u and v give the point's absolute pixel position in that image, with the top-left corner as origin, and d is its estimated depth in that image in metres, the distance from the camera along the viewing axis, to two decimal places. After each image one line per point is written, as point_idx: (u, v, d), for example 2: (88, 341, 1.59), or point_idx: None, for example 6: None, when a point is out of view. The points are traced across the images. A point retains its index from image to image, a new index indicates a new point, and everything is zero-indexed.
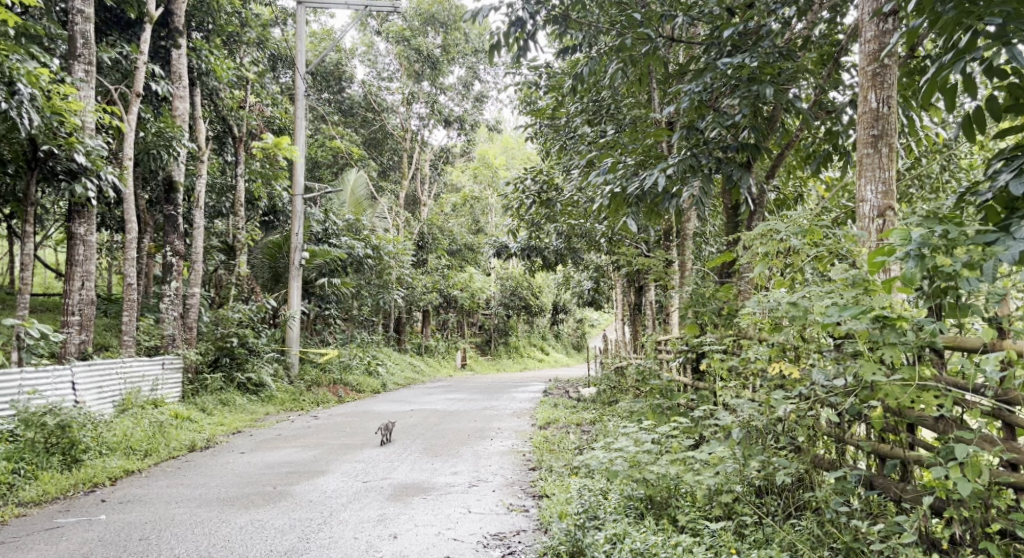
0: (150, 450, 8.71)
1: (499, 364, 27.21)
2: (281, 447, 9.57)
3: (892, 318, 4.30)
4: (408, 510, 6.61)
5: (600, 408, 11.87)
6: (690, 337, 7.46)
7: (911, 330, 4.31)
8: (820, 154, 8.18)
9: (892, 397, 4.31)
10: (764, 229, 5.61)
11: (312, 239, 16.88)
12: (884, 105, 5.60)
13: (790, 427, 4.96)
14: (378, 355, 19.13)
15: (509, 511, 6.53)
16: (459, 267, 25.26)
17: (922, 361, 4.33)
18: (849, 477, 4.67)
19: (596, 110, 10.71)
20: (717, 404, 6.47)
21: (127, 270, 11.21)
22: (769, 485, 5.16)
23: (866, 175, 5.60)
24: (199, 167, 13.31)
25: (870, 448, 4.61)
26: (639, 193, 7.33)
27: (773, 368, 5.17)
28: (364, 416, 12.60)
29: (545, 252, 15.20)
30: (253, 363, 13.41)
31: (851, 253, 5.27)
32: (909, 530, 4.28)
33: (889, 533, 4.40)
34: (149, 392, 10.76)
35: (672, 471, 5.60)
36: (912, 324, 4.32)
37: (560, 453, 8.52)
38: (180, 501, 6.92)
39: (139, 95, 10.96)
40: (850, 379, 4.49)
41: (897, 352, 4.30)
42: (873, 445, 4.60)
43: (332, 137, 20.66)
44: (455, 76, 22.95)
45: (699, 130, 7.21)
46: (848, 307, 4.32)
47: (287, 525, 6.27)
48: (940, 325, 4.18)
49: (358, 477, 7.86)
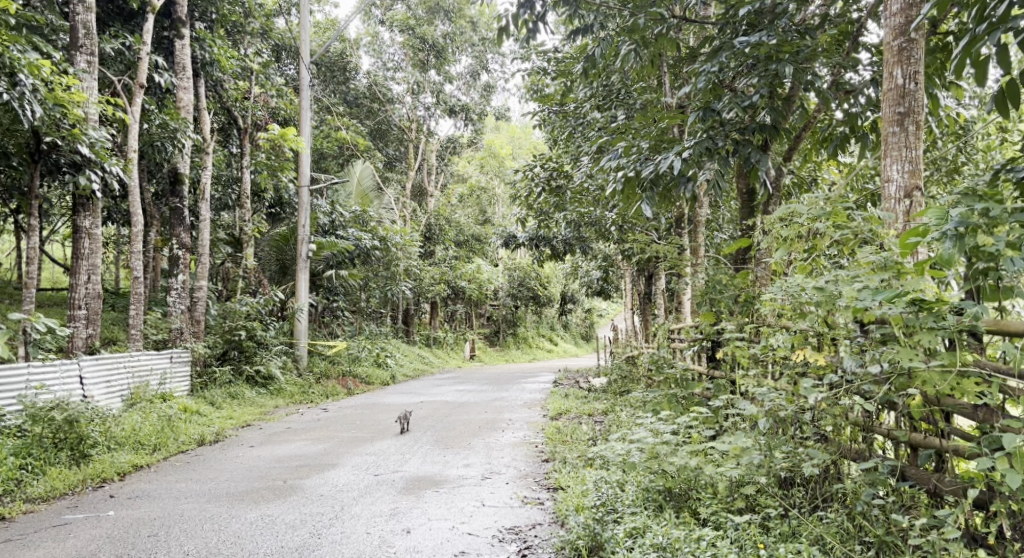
0: (159, 444, 8.60)
1: (508, 355, 27.07)
2: (291, 441, 9.45)
3: (929, 302, 4.16)
4: (420, 504, 6.48)
5: (612, 398, 11.72)
6: (706, 325, 7.30)
7: (951, 314, 4.14)
8: (838, 136, 7.99)
9: (931, 384, 4.15)
10: (785, 212, 5.45)
11: (319, 231, 16.80)
12: (911, 81, 5.43)
13: (818, 416, 4.81)
14: (387, 347, 19.01)
15: (523, 504, 6.38)
16: (467, 258, 25.10)
17: (962, 347, 4.16)
18: (881, 468, 4.50)
19: (606, 96, 10.48)
20: (737, 393, 6.31)
21: (134, 263, 11.08)
22: (795, 476, 5.01)
23: (891, 154, 5.44)
24: (204, 159, 13.18)
25: (903, 438, 4.45)
26: (654, 178, 7.15)
27: (798, 356, 5.02)
28: (373, 408, 12.47)
29: (554, 242, 15.03)
30: (261, 357, 13.29)
31: (877, 236, 5.12)
32: (951, 525, 4.10)
33: (929, 527, 4.25)
34: (158, 386, 10.65)
35: (693, 462, 5.45)
36: (952, 309, 4.15)
37: (574, 444, 8.38)
38: (190, 496, 6.79)
39: (143, 86, 10.80)
40: (886, 366, 4.35)
41: (935, 337, 4.15)
42: (907, 435, 4.44)
43: (338, 128, 20.49)
44: (462, 65, 22.78)
45: (716, 111, 6.93)
46: (881, 291, 4.24)
47: (297, 521, 6.13)
48: (983, 309, 3.98)
49: (369, 470, 7.73)
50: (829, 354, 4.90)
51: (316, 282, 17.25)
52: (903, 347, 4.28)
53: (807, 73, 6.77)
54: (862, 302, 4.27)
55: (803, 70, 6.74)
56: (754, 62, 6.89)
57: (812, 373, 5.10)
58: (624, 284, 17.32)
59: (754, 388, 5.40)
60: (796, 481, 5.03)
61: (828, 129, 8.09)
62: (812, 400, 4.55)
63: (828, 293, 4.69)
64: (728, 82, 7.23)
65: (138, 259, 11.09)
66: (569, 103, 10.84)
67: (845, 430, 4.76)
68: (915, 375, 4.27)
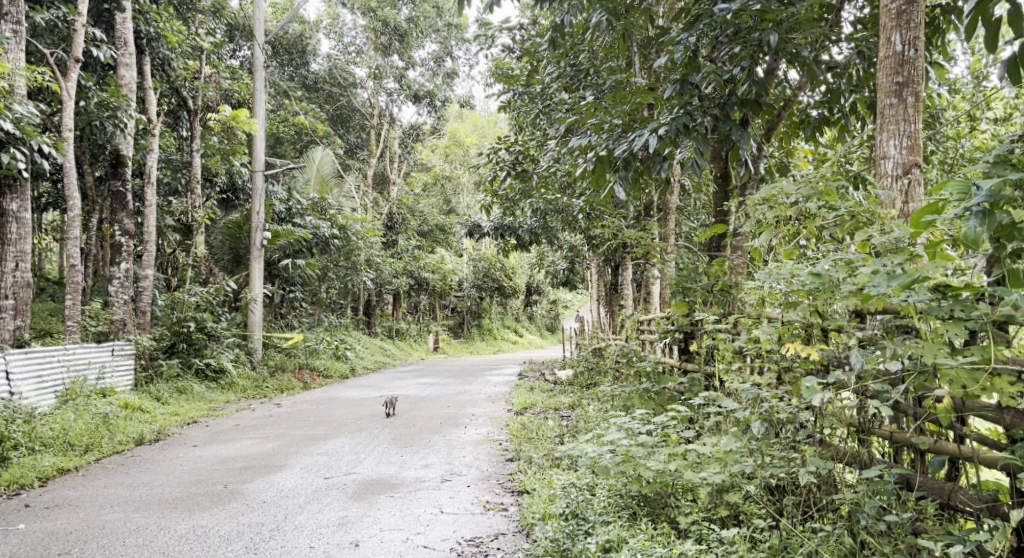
0: (90, 444, 7.95)
1: (472, 347, 26.49)
2: (238, 440, 8.80)
3: (953, 289, 3.70)
4: (372, 511, 5.92)
5: (579, 392, 11.26)
6: (680, 316, 6.83)
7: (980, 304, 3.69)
8: (818, 117, 7.56)
9: (959, 383, 3.71)
10: (771, 192, 4.98)
11: (275, 219, 16.04)
12: (910, 48, 4.97)
13: (818, 419, 4.37)
14: (347, 340, 18.36)
15: (485, 510, 5.84)
16: (430, 248, 24.52)
17: (993, 341, 3.72)
18: (887, 477, 4.07)
19: (573, 76, 9.83)
20: (718, 389, 5.85)
21: (71, 250, 10.31)
22: (786, 484, 4.53)
23: (887, 129, 4.99)
24: (150, 141, 12.42)
25: (914, 444, 4.04)
26: (628, 156, 6.65)
27: (788, 349, 4.58)
28: (330, 403, 11.83)
29: (520, 232, 14.44)
30: (211, 349, 12.61)
31: (877, 218, 4.64)
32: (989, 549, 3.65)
33: (950, 546, 3.81)
34: (96, 381, 9.92)
35: (672, 466, 4.95)
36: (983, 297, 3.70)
37: (540, 442, 7.85)
38: (115, 505, 6.15)
39: (78, 59, 10.04)
40: (904, 362, 3.90)
41: (962, 330, 3.71)
42: (918, 441, 4.03)
43: (296, 113, 19.72)
44: (427, 51, 22.14)
45: (694, 84, 6.41)
46: (898, 276, 3.76)
47: (233, 533, 5.55)
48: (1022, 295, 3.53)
49: (319, 472, 7.14)
50: (825, 348, 4.46)
51: (272, 272, 16.53)
52: (924, 340, 3.83)
53: (793, 43, 6.31)
54: (873, 288, 3.82)
55: (790, 40, 6.28)
56: (736, 32, 6.44)
57: (803, 368, 4.66)
58: (590, 274, 16.85)
59: (737, 384, 4.92)
60: (787, 485, 4.58)
61: (806, 110, 7.67)
62: (815, 400, 4.09)
63: (826, 280, 4.25)
64: (708, 54, 6.73)
65: (75, 246, 10.30)
66: (536, 83, 10.27)
67: (841, 432, 4.33)
68: (934, 371, 3.83)
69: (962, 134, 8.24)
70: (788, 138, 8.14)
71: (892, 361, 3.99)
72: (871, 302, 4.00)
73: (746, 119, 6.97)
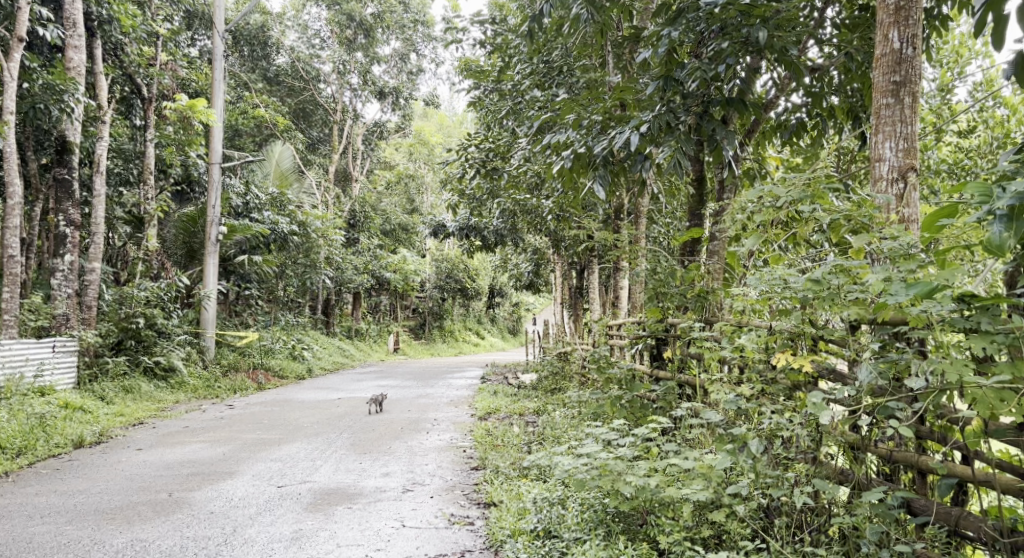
0: (23, 447, 7.49)
1: (433, 348, 26.09)
2: (186, 443, 8.34)
3: (982, 300, 3.61)
4: (329, 524, 5.55)
5: (544, 397, 10.97)
6: (654, 321, 6.58)
7: (1003, 317, 3.59)
8: (797, 121, 7.29)
9: (986, 403, 3.58)
10: (761, 193, 4.71)
11: (231, 213, 15.46)
12: (908, 46, 4.75)
13: (814, 437, 4.15)
14: (304, 340, 17.87)
15: (450, 524, 5.50)
16: (392, 248, 24.07)
17: (1018, 359, 3.59)
18: (889, 500, 3.90)
19: (546, 73, 9.44)
20: (696, 401, 5.61)
21: (11, 240, 9.70)
22: (779, 504, 4.31)
23: (883, 130, 4.75)
24: (100, 128, 11.85)
25: (918, 465, 3.89)
26: (606, 154, 6.38)
27: (778, 360, 4.37)
28: (286, 405, 11.36)
29: (485, 233, 14.11)
30: (161, 347, 12.11)
31: (876, 223, 4.42)
32: None
33: None
34: (33, 379, 9.44)
35: (654, 483, 4.67)
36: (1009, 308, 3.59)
37: (506, 449, 7.55)
38: (46, 516, 5.75)
39: (22, 39, 9.51)
40: (924, 380, 3.75)
41: (986, 344, 3.59)
42: (922, 462, 3.89)
43: (256, 106, 19.18)
44: (391, 47, 21.65)
45: (677, 80, 6.09)
46: (915, 283, 3.69)
47: (175, 548, 5.17)
48: None
49: (272, 480, 6.75)
50: (818, 358, 4.25)
51: (228, 268, 15.99)
52: (945, 356, 3.70)
53: (780, 41, 6.02)
54: (890, 296, 3.77)
55: (778, 37, 6.01)
56: (722, 28, 6.11)
57: (792, 379, 4.44)
58: (555, 277, 16.55)
59: (723, 396, 4.68)
60: (775, 503, 4.36)
61: (786, 114, 7.35)
62: (822, 417, 3.91)
63: (825, 286, 4.07)
64: (690, 49, 6.44)
65: (14, 235, 9.71)
66: (507, 79, 9.98)
67: (834, 450, 4.15)
68: (958, 390, 3.69)
69: (930, 144, 8.13)
70: (764, 144, 7.94)
71: (910, 378, 3.82)
72: (883, 310, 3.89)
73: (728, 119, 6.68)
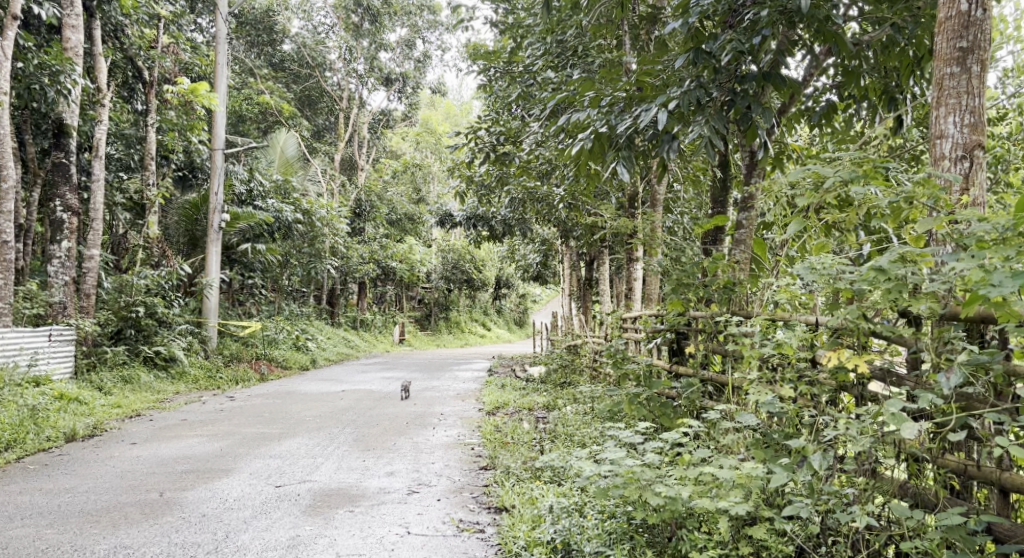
0: (12, 440, 7.13)
1: (438, 339, 25.71)
2: (182, 437, 7.92)
3: None
4: (329, 530, 5.14)
5: (554, 391, 10.58)
6: (675, 314, 6.13)
7: None
8: (827, 102, 6.79)
9: None
10: (808, 173, 4.27)
11: (234, 201, 15.02)
12: (977, 7, 4.29)
13: (878, 449, 3.73)
14: (308, 330, 17.49)
15: (459, 532, 5.09)
16: (398, 238, 23.62)
17: None
18: (972, 524, 3.50)
19: (560, 53, 8.95)
20: (727, 401, 5.18)
21: (5, 226, 9.23)
22: (830, 520, 3.90)
23: (946, 103, 4.31)
24: (99, 111, 11.39)
25: (1005, 484, 3.51)
26: (631, 133, 5.92)
27: (830, 360, 3.94)
28: (288, 397, 10.96)
29: (493, 222, 13.66)
30: (162, 337, 11.69)
31: (940, 207, 3.98)
32: None
33: None
34: (27, 368, 9.05)
35: (685, 493, 4.24)
36: None
37: (516, 447, 7.13)
38: (26, 517, 5.37)
39: (15, 18, 9.03)
40: None
41: None
42: (1011, 480, 3.50)
43: (260, 92, 18.73)
44: (398, 34, 21.08)
45: (709, 53, 5.63)
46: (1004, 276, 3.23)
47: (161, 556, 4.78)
48: None
49: (269, 479, 6.33)
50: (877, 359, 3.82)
51: (231, 256, 15.59)
52: None
53: (822, 11, 5.50)
54: (991, 288, 3.32)
55: (818, 7, 5.52)
56: None
57: (840, 380, 4.04)
58: (564, 268, 16.08)
59: (765, 397, 4.25)
60: (824, 519, 3.93)
61: (816, 94, 6.87)
62: (905, 430, 3.49)
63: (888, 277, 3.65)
64: (723, 21, 5.94)
65: (8, 221, 9.24)
66: (520, 60, 9.51)
67: (896, 460, 3.75)
68: None
69: None
70: (792, 128, 7.50)
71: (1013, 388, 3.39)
72: (973, 305, 3.45)
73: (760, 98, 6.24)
